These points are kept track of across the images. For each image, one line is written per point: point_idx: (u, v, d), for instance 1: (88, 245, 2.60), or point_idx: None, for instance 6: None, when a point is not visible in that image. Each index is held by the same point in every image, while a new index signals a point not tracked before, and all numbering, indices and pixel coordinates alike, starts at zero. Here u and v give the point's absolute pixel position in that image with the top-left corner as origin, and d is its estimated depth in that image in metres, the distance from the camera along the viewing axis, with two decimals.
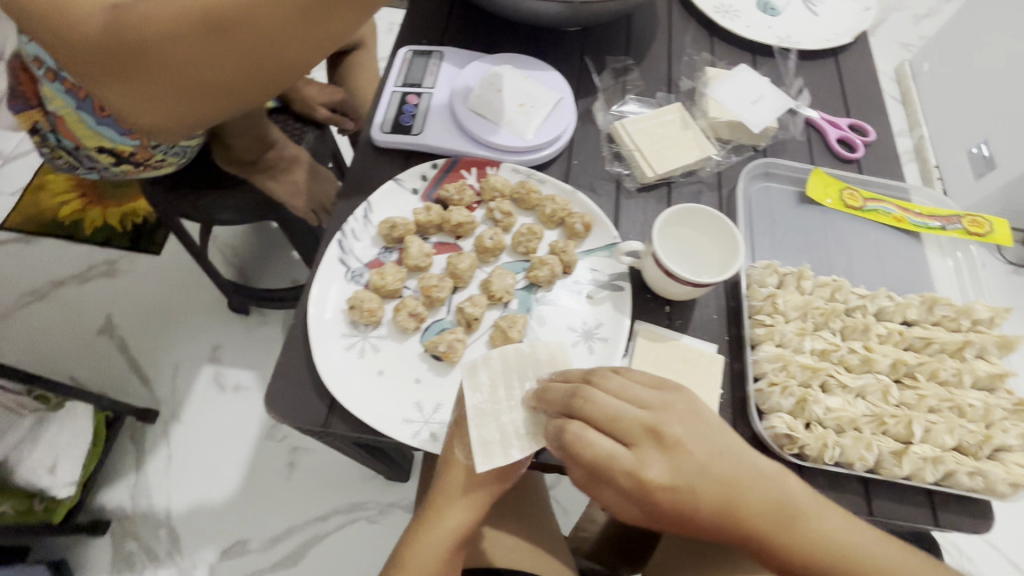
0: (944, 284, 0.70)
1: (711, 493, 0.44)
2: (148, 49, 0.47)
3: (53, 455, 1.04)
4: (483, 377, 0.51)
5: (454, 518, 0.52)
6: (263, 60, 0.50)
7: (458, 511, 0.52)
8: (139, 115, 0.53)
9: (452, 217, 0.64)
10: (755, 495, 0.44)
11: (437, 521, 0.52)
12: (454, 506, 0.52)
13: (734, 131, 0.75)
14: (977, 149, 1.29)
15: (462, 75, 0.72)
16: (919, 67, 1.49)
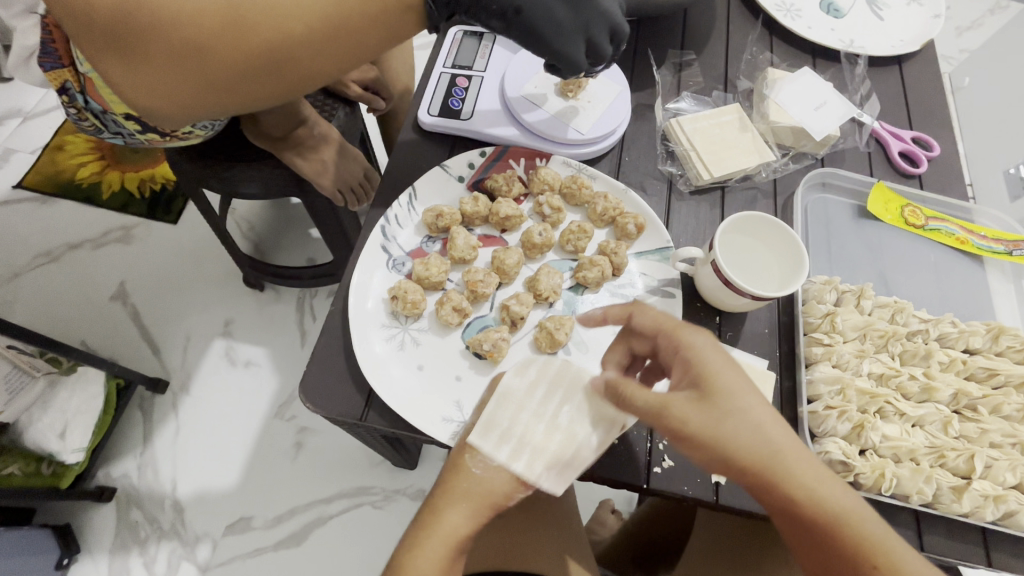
0: (1006, 311, 0.67)
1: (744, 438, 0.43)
2: (163, 36, 0.44)
3: (63, 421, 1.03)
4: (533, 374, 0.51)
5: (455, 520, 0.45)
6: (282, 69, 0.48)
7: (461, 512, 0.45)
8: (138, 98, 0.49)
9: (500, 209, 0.61)
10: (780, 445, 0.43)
11: (436, 521, 0.44)
12: (452, 506, 0.45)
13: (797, 137, 0.71)
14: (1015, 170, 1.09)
15: (516, 60, 0.68)
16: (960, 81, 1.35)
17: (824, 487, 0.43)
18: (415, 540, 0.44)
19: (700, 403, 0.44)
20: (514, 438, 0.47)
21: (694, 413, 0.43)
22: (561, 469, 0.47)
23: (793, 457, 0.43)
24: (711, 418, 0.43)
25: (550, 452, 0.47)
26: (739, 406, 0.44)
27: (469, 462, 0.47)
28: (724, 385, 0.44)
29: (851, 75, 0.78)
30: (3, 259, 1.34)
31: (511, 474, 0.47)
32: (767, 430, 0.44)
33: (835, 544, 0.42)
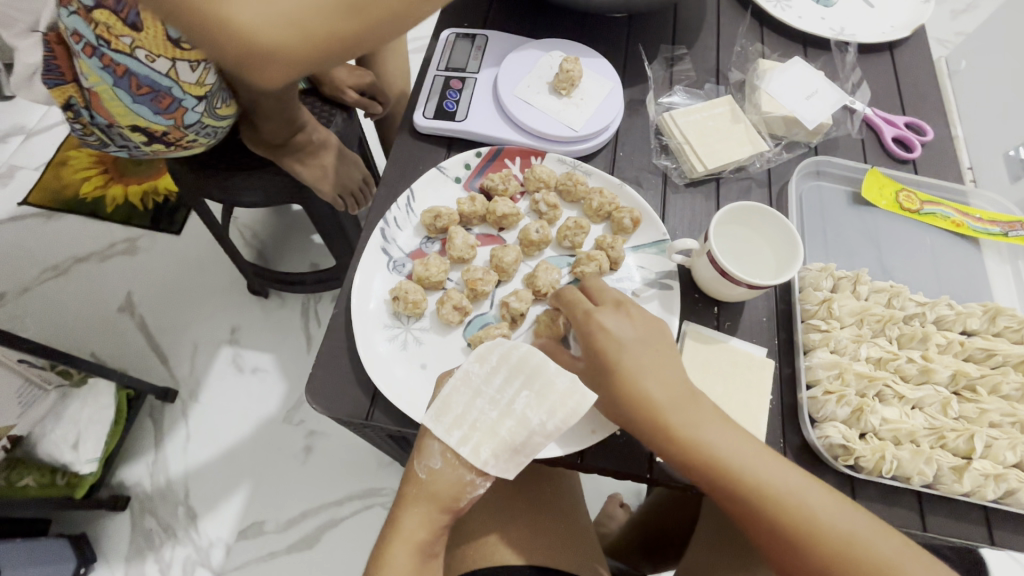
0: (1004, 292, 0.67)
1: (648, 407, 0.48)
2: None
3: (76, 431, 1.04)
4: (494, 360, 0.49)
5: (412, 524, 0.50)
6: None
7: (415, 517, 0.50)
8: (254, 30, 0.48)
9: (497, 207, 0.61)
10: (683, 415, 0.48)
11: (396, 528, 0.50)
12: (408, 510, 0.50)
13: (790, 127, 0.72)
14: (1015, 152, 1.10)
15: (508, 59, 0.69)
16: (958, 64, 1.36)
17: (710, 445, 0.47)
18: (382, 547, 0.49)
19: (590, 378, 0.52)
20: (464, 426, 0.49)
21: (585, 384, 0.52)
22: (510, 454, 0.48)
23: (677, 424, 0.48)
24: (599, 390, 0.51)
25: (498, 439, 0.48)
26: (625, 378, 0.49)
27: (415, 468, 0.50)
28: (615, 359, 0.50)
29: (842, 64, 0.78)
30: (12, 275, 1.35)
31: (462, 461, 0.49)
32: (654, 397, 0.48)
33: (722, 489, 0.47)
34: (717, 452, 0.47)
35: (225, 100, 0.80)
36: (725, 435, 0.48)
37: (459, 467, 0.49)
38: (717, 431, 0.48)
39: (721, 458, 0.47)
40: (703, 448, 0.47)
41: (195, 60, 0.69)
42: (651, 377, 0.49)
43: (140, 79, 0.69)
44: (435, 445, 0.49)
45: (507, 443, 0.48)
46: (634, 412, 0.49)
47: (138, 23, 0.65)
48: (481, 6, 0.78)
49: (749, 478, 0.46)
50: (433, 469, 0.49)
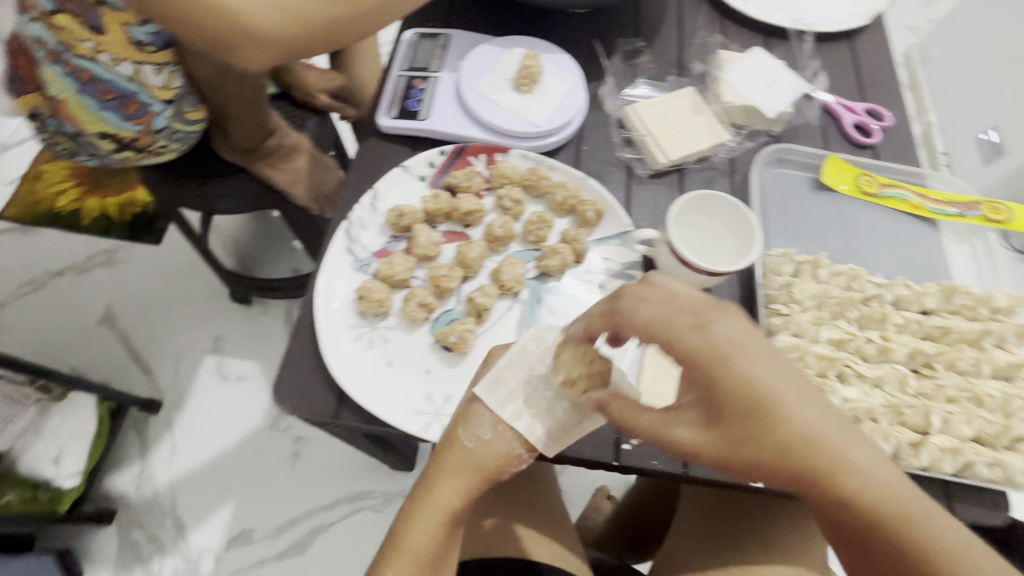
0: (961, 271, 0.69)
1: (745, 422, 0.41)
2: None
3: (57, 446, 1.03)
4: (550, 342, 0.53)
5: (447, 493, 0.48)
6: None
7: (452, 486, 0.49)
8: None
9: (461, 205, 0.62)
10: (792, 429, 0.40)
11: (429, 493, 0.49)
12: (444, 477, 0.49)
13: (749, 116, 0.73)
14: (987, 135, 1.21)
15: (470, 57, 0.69)
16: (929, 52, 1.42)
17: (875, 487, 0.40)
18: (415, 511, 0.48)
19: (708, 427, 0.42)
20: (518, 401, 0.50)
21: (699, 435, 0.43)
22: (560, 435, 0.50)
23: (834, 465, 0.40)
24: (721, 438, 0.42)
25: (553, 417, 0.50)
26: (777, 416, 0.40)
27: (461, 436, 0.49)
28: (756, 393, 0.41)
29: (801, 51, 0.80)
30: None
31: (512, 434, 0.49)
32: (775, 420, 0.41)
33: (886, 550, 0.40)
34: (884, 500, 0.39)
35: (196, 105, 0.77)
36: (889, 479, 0.40)
37: (512, 440, 0.49)
38: (881, 470, 0.40)
39: (887, 507, 0.39)
40: (868, 494, 0.40)
41: (159, 62, 0.70)
42: (801, 410, 0.41)
43: (106, 84, 0.69)
44: (486, 416, 0.50)
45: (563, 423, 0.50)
46: (779, 457, 0.40)
47: (99, 27, 0.65)
48: (444, 5, 0.78)
49: (926, 536, 0.39)
50: (483, 439, 0.49)
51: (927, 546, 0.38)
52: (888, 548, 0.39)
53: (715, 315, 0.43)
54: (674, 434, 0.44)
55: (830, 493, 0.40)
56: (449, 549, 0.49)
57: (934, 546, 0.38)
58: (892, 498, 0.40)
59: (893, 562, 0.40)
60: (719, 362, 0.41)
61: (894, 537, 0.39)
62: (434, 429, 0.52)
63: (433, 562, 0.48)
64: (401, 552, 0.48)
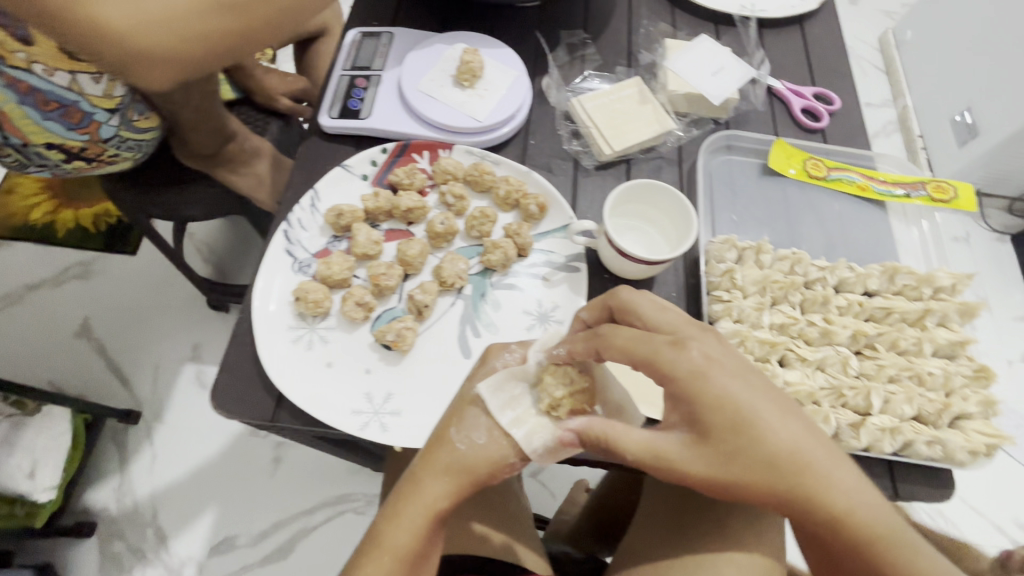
0: (907, 252, 0.70)
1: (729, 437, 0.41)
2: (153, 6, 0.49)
3: (31, 460, 1.02)
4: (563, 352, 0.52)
5: (434, 492, 0.47)
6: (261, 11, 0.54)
7: (441, 484, 0.47)
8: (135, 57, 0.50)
9: (401, 202, 0.62)
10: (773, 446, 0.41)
11: (415, 491, 0.47)
12: (432, 476, 0.47)
13: (691, 104, 0.73)
14: (960, 117, 1.23)
15: (412, 54, 0.69)
16: (903, 35, 1.39)
17: (854, 504, 0.40)
18: (397, 506, 0.47)
19: (694, 445, 0.42)
20: (519, 408, 0.49)
21: (686, 453, 0.42)
22: (556, 452, 0.49)
23: (813, 481, 0.41)
24: (706, 458, 0.42)
25: (555, 432, 0.48)
26: (762, 433, 0.41)
27: (454, 437, 0.48)
28: (738, 409, 0.41)
29: (747, 41, 0.79)
30: None
31: (508, 442, 0.48)
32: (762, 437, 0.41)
33: (861, 567, 0.41)
34: (861, 515, 0.40)
35: (142, 113, 0.80)
36: (864, 494, 0.41)
37: (507, 447, 0.48)
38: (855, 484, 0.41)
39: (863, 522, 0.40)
40: (845, 509, 0.40)
41: (95, 70, 0.70)
42: (781, 428, 0.41)
43: (46, 95, 0.68)
44: (483, 420, 0.49)
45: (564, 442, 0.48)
46: (764, 475, 0.41)
47: (28, 38, 0.64)
48: (390, 2, 0.77)
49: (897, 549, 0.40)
50: (477, 442, 0.48)
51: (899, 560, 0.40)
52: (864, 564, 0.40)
53: (692, 335, 0.45)
54: (658, 454, 0.43)
55: (812, 511, 0.41)
56: (432, 550, 0.48)
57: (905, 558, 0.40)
58: (866, 513, 0.41)
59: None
60: (699, 381, 0.42)
61: (870, 553, 0.40)
62: (373, 428, 0.52)
63: (415, 561, 0.47)
64: (383, 550, 0.46)
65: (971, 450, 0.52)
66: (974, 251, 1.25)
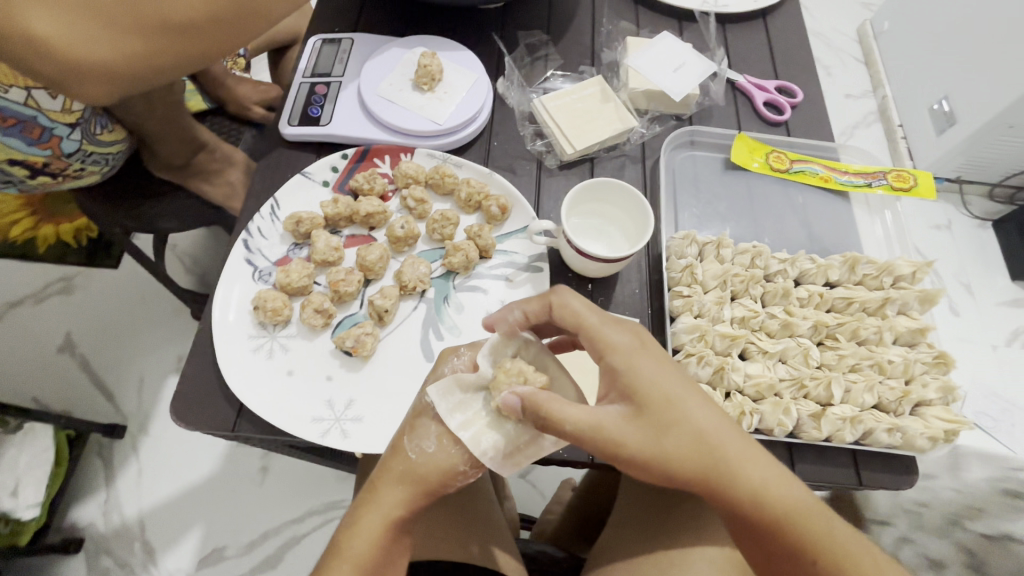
0: (870, 242, 0.70)
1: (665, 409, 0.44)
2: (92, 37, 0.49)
3: (14, 479, 1.03)
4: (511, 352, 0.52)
5: (390, 501, 0.48)
6: (203, 38, 0.54)
7: (397, 492, 0.48)
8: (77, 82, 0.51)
9: (360, 208, 0.62)
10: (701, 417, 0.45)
11: (374, 501, 0.48)
12: (388, 486, 0.48)
13: (652, 99, 0.73)
14: (938, 105, 1.22)
15: (372, 60, 0.69)
16: (880, 26, 1.37)
17: (768, 479, 0.44)
18: (354, 518, 0.48)
19: (632, 420, 0.44)
20: (469, 411, 0.50)
21: (625, 429, 0.44)
22: (508, 453, 0.49)
23: (733, 456, 0.44)
24: (643, 433, 0.44)
25: (504, 431, 0.50)
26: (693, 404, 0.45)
27: (406, 445, 0.49)
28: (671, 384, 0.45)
29: (709, 33, 0.80)
30: None
31: (460, 447, 0.49)
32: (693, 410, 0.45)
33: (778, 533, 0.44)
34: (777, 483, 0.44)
35: (106, 125, 0.80)
36: (775, 469, 0.45)
37: (456, 455, 0.49)
38: (767, 459, 0.45)
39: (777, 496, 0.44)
40: (760, 484, 0.44)
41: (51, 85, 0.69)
42: (705, 406, 0.45)
43: (3, 111, 0.68)
44: (433, 428, 0.49)
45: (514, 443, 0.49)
46: (692, 449, 0.43)
47: None
48: (351, 8, 0.77)
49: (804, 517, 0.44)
50: (427, 450, 0.48)
51: (804, 528, 0.44)
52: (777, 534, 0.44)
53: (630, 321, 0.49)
54: (600, 429, 0.44)
55: (732, 484, 0.44)
56: (394, 559, 0.48)
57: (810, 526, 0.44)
58: (779, 486, 0.44)
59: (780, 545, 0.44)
60: (633, 359, 0.46)
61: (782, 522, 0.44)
62: (333, 435, 0.52)
63: (375, 568, 0.47)
64: (341, 559, 0.47)
65: (931, 437, 0.53)
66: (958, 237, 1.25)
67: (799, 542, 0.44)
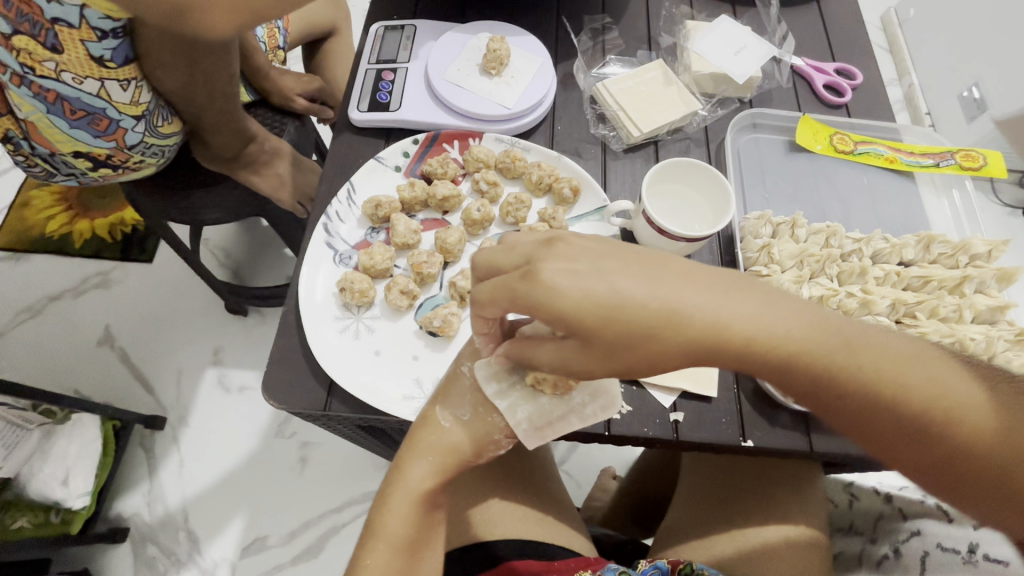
0: (939, 221, 0.70)
1: (615, 319, 0.37)
2: None
3: (64, 468, 1.03)
4: None
5: (417, 475, 0.48)
6: None
7: (424, 464, 0.48)
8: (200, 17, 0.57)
9: (437, 191, 0.63)
10: (654, 303, 0.37)
11: (400, 476, 0.48)
12: (416, 458, 0.48)
13: (718, 83, 0.73)
14: (968, 92, 1.27)
15: (438, 46, 0.70)
16: (906, 13, 1.44)
17: (778, 328, 0.37)
18: (383, 497, 0.47)
19: (588, 345, 0.39)
20: (506, 381, 0.50)
21: (585, 359, 0.39)
22: (542, 425, 0.50)
23: (723, 329, 0.37)
24: (607, 356, 0.39)
25: (538, 404, 0.50)
26: (641, 299, 0.37)
27: (438, 415, 0.50)
28: (605, 294, 0.37)
29: (767, 18, 0.79)
30: None
31: (495, 417, 0.50)
32: (642, 298, 0.37)
33: (809, 389, 0.39)
34: (780, 337, 0.37)
35: (167, 118, 0.79)
36: (769, 324, 0.37)
37: (492, 424, 0.50)
38: (765, 306, 0.38)
39: (797, 348, 0.37)
40: (772, 338, 0.37)
41: (124, 78, 0.69)
42: (651, 288, 0.37)
43: (72, 103, 0.69)
44: (468, 398, 0.51)
45: (540, 416, 0.50)
46: (670, 343, 0.37)
47: (57, 46, 0.63)
48: None
49: (839, 360, 0.38)
50: (461, 419, 0.50)
51: (834, 378, 0.38)
52: (816, 386, 0.38)
53: (541, 254, 0.39)
54: (569, 365, 0.41)
55: (735, 364, 0.38)
56: (429, 535, 0.47)
57: (836, 367, 0.38)
58: (794, 333, 0.37)
59: (824, 400, 0.39)
60: (553, 300, 0.37)
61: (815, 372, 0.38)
62: None
63: (412, 546, 0.46)
64: (377, 539, 0.46)
65: None
66: (990, 220, 1.25)
67: (838, 396, 0.38)
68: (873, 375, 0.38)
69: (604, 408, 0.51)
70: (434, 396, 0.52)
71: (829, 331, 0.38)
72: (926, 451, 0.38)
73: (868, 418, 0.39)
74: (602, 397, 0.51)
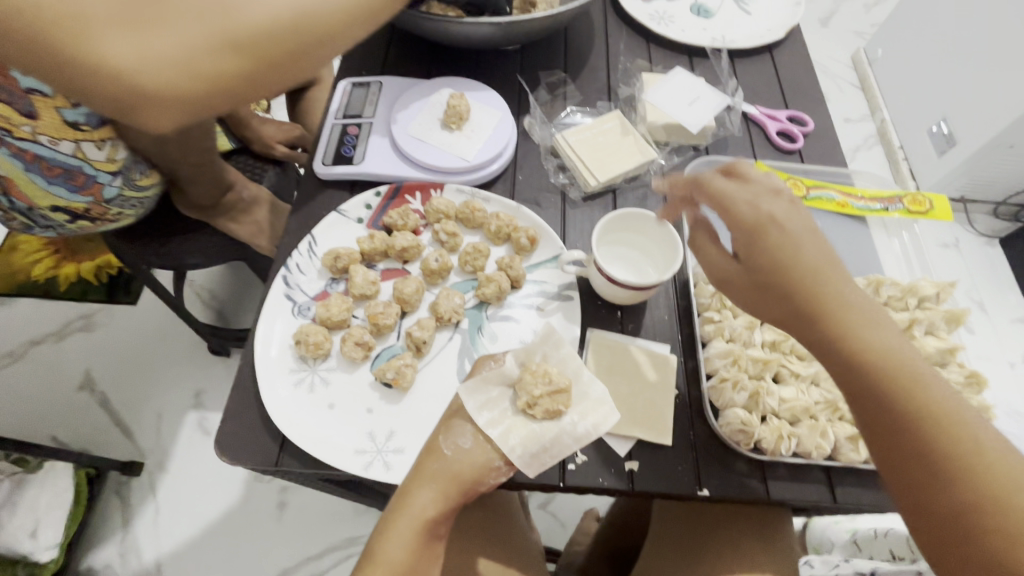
0: (892, 264, 0.72)
1: (774, 263, 0.45)
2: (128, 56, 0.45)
3: (34, 519, 1.01)
4: (509, 362, 0.53)
5: (423, 501, 0.48)
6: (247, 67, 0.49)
7: (428, 493, 0.48)
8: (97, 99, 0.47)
9: (396, 242, 0.64)
10: (806, 269, 0.44)
11: (404, 504, 0.48)
12: (421, 488, 0.48)
13: (671, 133, 0.76)
14: (937, 127, 1.30)
15: (401, 102, 0.73)
16: (874, 53, 1.49)
17: (894, 350, 0.42)
18: (388, 522, 0.48)
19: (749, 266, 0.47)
20: (496, 410, 0.51)
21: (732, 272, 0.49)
22: (535, 451, 0.50)
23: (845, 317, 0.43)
24: (754, 283, 0.47)
25: (527, 430, 0.50)
26: (804, 265, 0.44)
27: (441, 444, 0.50)
28: (783, 245, 0.45)
29: (720, 70, 0.83)
30: None
31: (493, 445, 0.50)
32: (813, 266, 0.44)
33: (897, 421, 0.41)
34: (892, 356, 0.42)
35: (144, 172, 0.81)
36: (897, 345, 0.43)
37: (490, 450, 0.50)
38: (896, 341, 0.43)
39: (905, 376, 0.42)
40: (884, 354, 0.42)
41: (98, 138, 0.71)
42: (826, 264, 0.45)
43: (49, 161, 0.71)
44: (469, 426, 0.50)
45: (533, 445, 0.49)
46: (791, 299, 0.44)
47: (34, 112, 0.65)
48: (377, 52, 0.81)
49: (917, 392, 0.41)
50: (462, 447, 0.49)
51: (928, 422, 0.40)
52: (903, 421, 0.41)
53: (785, 213, 0.46)
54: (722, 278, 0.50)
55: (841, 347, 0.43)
56: (426, 567, 0.48)
57: (930, 419, 0.40)
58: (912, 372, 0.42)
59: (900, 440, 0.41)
60: (763, 225, 0.46)
61: (910, 400, 0.41)
62: (376, 467, 0.52)
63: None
64: (376, 566, 0.46)
65: None
66: (943, 258, 1.32)
67: (919, 440, 0.40)
68: (939, 415, 0.40)
69: (603, 423, 0.51)
70: (437, 428, 0.52)
71: (946, 389, 0.41)
72: (936, 500, 0.39)
73: (928, 487, 0.40)
74: (600, 418, 0.51)
